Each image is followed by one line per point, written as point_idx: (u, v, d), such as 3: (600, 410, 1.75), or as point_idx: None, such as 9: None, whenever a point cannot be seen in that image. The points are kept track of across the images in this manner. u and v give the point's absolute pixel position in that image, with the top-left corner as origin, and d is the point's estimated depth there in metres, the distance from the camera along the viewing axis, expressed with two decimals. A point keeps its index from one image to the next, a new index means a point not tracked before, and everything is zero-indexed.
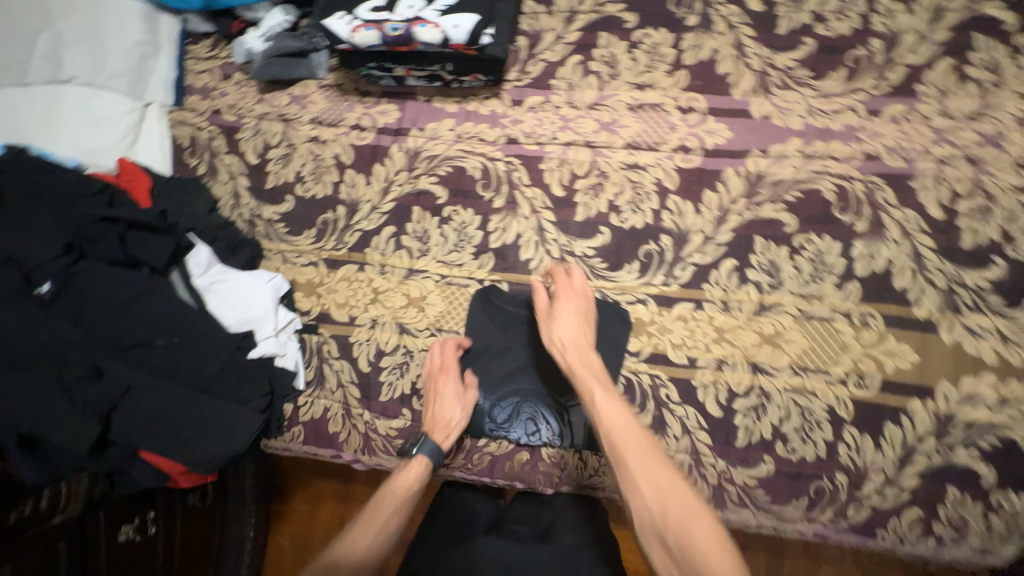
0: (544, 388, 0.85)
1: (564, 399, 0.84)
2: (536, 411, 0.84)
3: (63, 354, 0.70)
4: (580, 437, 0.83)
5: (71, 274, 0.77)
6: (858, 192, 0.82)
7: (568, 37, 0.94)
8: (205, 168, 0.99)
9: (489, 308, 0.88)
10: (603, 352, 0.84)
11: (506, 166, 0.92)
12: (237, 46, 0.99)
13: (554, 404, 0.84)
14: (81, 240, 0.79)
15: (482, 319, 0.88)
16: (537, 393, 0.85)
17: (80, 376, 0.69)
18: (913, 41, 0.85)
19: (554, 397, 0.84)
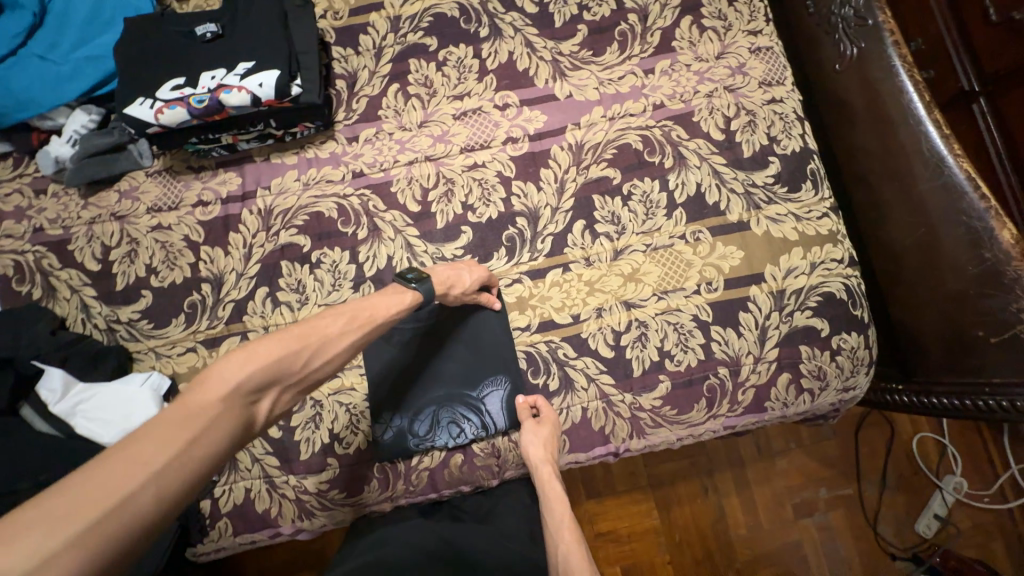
0: (455, 388, 0.88)
1: (476, 392, 0.89)
2: (454, 412, 0.87)
3: None
4: (501, 419, 0.88)
5: None
6: (658, 137, 0.97)
7: (381, 69, 1.01)
8: (41, 291, 0.92)
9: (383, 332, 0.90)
10: (496, 338, 0.91)
11: (360, 200, 0.96)
12: (42, 158, 0.93)
13: (468, 400, 0.88)
14: None
15: (378, 344, 0.89)
16: (449, 395, 0.88)
17: None
18: (659, 9, 1.02)
19: (466, 393, 0.88)
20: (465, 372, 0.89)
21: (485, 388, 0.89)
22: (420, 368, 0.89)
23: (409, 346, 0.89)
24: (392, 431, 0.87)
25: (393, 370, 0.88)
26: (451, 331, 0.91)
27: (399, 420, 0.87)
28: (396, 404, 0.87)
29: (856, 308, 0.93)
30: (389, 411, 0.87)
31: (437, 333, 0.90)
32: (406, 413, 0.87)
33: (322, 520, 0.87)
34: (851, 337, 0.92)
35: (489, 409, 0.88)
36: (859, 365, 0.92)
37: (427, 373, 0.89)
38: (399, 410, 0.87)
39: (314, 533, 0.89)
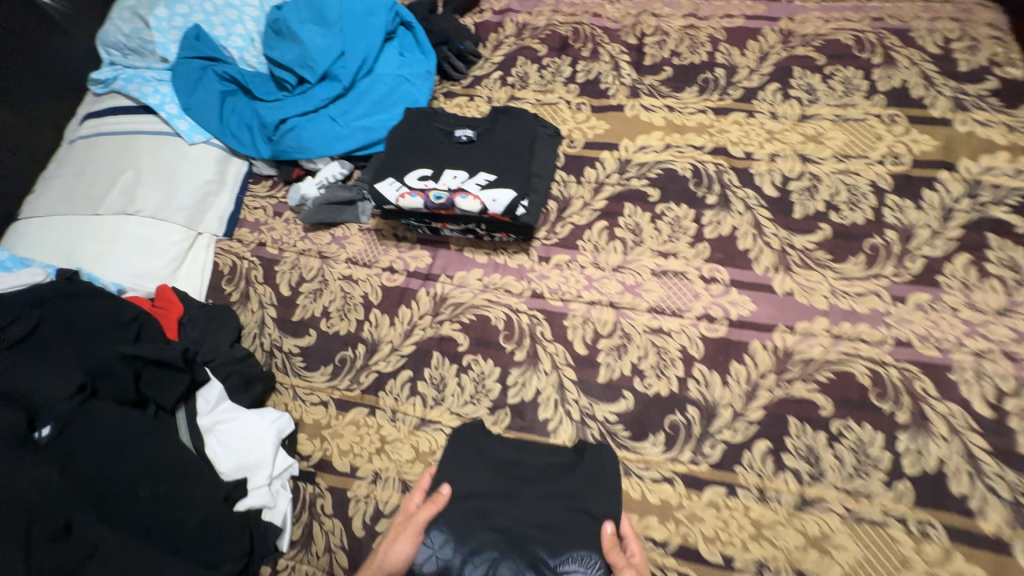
0: (524, 538, 0.72)
1: (553, 560, 0.70)
2: (516, 572, 0.69)
3: (39, 510, 0.67)
4: None
5: (77, 414, 0.75)
6: (894, 380, 0.79)
7: (595, 204, 1.01)
8: (239, 296, 1.03)
9: (476, 445, 0.83)
10: (596, 498, 0.76)
11: (530, 320, 0.93)
12: (292, 191, 1.07)
13: (539, 565, 0.70)
14: (97, 376, 0.78)
15: (465, 454, 0.81)
16: (517, 543, 0.71)
17: (47, 536, 0.65)
18: (927, 235, 0.88)
19: (540, 556, 0.70)
20: (546, 525, 0.73)
21: (566, 559, 0.70)
22: (495, 497, 0.76)
23: (496, 472, 0.79)
24: (435, 561, 0.71)
25: (466, 491, 0.77)
26: (547, 475, 0.79)
27: (449, 552, 0.71)
28: (454, 528, 0.73)
29: None
30: (445, 534, 0.72)
31: (528, 469, 0.79)
32: (461, 546, 0.72)
33: None
34: None
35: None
36: None
37: (503, 509, 0.75)
38: (455, 540, 0.72)
39: None
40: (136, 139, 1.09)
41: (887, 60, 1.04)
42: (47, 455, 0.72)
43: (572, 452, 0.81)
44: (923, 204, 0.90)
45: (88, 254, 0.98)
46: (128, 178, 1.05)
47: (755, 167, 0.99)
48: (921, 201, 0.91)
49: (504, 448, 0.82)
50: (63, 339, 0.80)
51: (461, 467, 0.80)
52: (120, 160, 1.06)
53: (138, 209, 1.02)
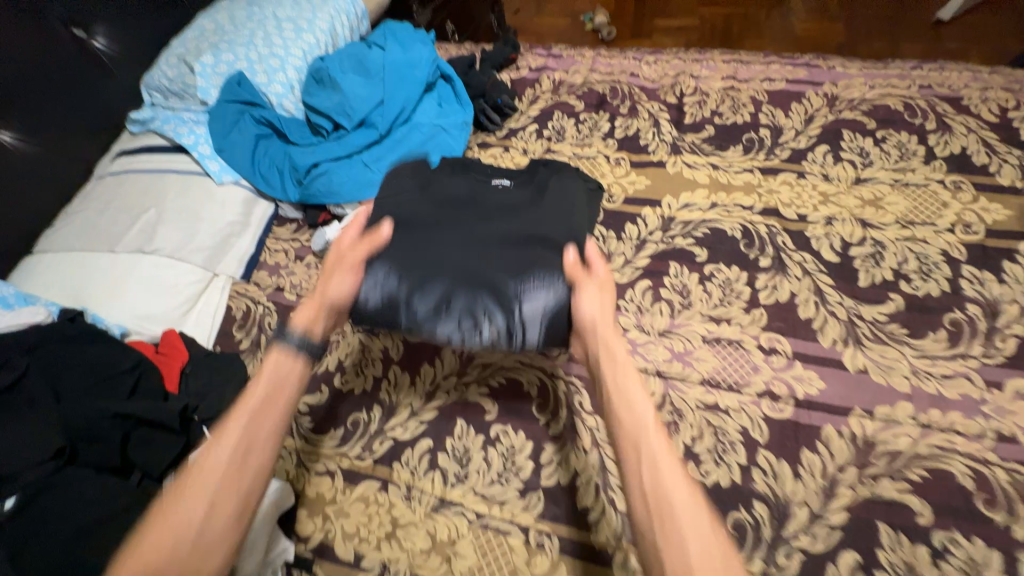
0: (489, 276, 0.78)
1: (513, 292, 0.76)
2: (473, 294, 0.77)
3: None
4: (536, 335, 0.75)
5: (47, 484, 0.64)
6: (1003, 483, 0.67)
7: (636, 262, 0.94)
8: (249, 344, 0.96)
9: (423, 191, 0.89)
10: (551, 212, 0.85)
11: (567, 387, 0.83)
12: (317, 236, 1.03)
13: (500, 288, 0.77)
14: (80, 439, 0.69)
15: (413, 199, 0.88)
16: (471, 278, 0.78)
17: None
18: (1016, 312, 0.79)
19: (499, 283, 0.77)
20: (501, 261, 0.79)
21: (528, 286, 0.76)
22: (441, 229, 0.84)
23: (444, 213, 0.86)
24: (388, 292, 0.77)
25: (422, 221, 0.85)
26: (505, 207, 0.87)
27: (392, 283, 0.78)
28: (397, 263, 0.79)
29: None
30: (389, 270, 0.79)
31: (477, 206, 0.88)
32: (410, 285, 0.78)
33: None
34: None
35: (524, 314, 0.75)
36: None
37: (449, 248, 0.81)
38: (400, 276, 0.78)
39: None
40: (164, 177, 1.07)
41: (943, 126, 1.00)
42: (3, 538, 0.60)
43: (529, 190, 0.91)
44: (1005, 278, 0.82)
45: (95, 293, 0.92)
46: (151, 216, 1.01)
47: (810, 230, 0.92)
48: (1002, 275, 0.82)
49: (457, 190, 0.90)
50: (52, 391, 0.73)
51: (402, 196, 0.88)
52: (144, 197, 1.03)
53: (156, 247, 0.98)
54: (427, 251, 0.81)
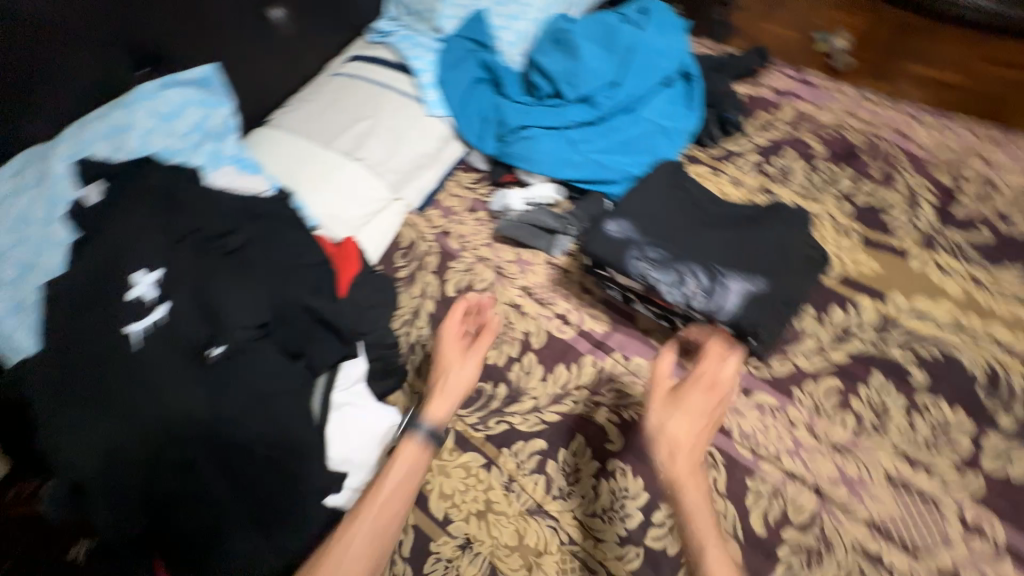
0: (708, 252, 0.74)
1: (726, 264, 0.72)
2: (686, 262, 0.73)
3: (177, 433, 0.63)
4: (731, 309, 0.69)
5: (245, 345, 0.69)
6: None
7: (831, 354, 0.81)
8: (406, 275, 1.00)
9: (663, 178, 0.85)
10: (783, 241, 0.76)
11: (704, 455, 0.75)
12: (498, 196, 1.03)
13: (710, 267, 0.72)
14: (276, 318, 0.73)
15: (654, 184, 0.84)
16: (687, 249, 0.75)
17: (172, 464, 0.62)
18: None
19: (712, 261, 0.73)
20: (721, 242, 0.75)
21: (741, 270, 0.72)
22: (672, 207, 0.81)
23: (676, 199, 0.82)
24: (620, 232, 0.76)
25: (650, 196, 0.82)
26: (731, 219, 0.80)
27: (627, 229, 0.77)
28: (629, 215, 0.79)
29: None
30: (623, 220, 0.78)
31: (710, 208, 0.82)
32: (643, 235, 0.76)
33: None
34: None
35: (726, 288, 0.70)
36: None
37: (674, 229, 0.78)
38: (628, 220, 0.78)
39: None
40: (388, 93, 1.11)
41: None
42: (199, 373, 0.66)
43: (757, 210, 0.82)
44: None
45: (303, 179, 1.00)
46: (364, 126, 1.07)
47: None
48: None
49: (693, 191, 0.84)
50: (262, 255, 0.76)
51: (647, 180, 0.84)
52: (363, 106, 1.09)
53: (361, 157, 1.05)
54: (654, 215, 0.79)
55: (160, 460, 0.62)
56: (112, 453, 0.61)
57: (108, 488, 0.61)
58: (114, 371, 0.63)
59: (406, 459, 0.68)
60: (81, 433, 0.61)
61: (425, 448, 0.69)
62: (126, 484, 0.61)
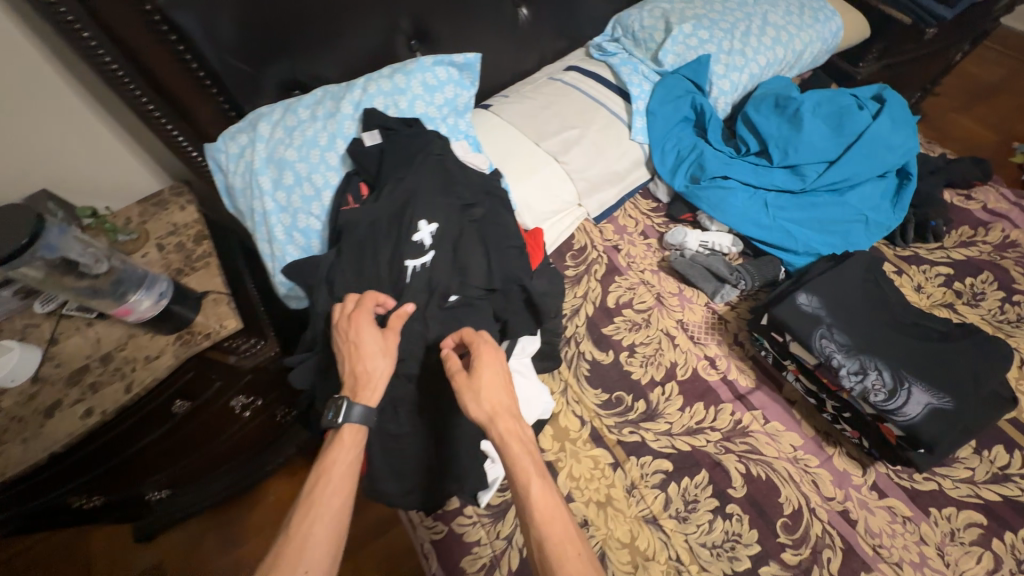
0: (896, 356, 0.78)
1: (913, 373, 0.76)
2: (872, 359, 0.78)
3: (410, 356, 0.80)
4: (911, 418, 0.73)
5: (465, 300, 0.84)
6: None
7: (979, 488, 0.81)
8: (573, 275, 1.10)
9: (865, 270, 0.89)
10: (980, 369, 0.77)
11: (824, 535, 0.79)
12: (677, 230, 1.09)
13: (897, 371, 0.76)
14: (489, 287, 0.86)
15: (854, 272, 0.88)
16: (874, 346, 0.79)
17: (399, 376, 0.81)
18: None
19: (900, 367, 0.77)
20: (911, 350, 0.79)
21: (928, 384, 0.75)
22: (866, 300, 0.85)
23: (872, 294, 0.86)
24: (810, 307, 0.83)
25: (848, 282, 0.87)
26: (924, 329, 0.82)
27: (815, 306, 0.83)
28: (822, 294, 0.85)
29: None
30: (814, 297, 0.84)
31: (905, 313, 0.85)
32: (832, 318, 0.82)
33: None
34: None
35: (909, 396, 0.74)
36: None
37: (865, 322, 0.82)
38: (819, 299, 0.84)
39: None
40: (600, 110, 1.21)
41: None
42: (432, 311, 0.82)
43: (954, 328, 0.83)
44: None
45: (512, 166, 1.12)
46: (573, 133, 1.17)
47: None
48: None
49: (891, 292, 0.87)
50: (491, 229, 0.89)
51: (847, 266, 0.89)
52: (576, 115, 1.19)
53: (564, 161, 1.14)
54: (849, 302, 0.84)
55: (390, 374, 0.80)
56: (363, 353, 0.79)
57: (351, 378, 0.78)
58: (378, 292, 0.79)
59: (350, 437, 0.70)
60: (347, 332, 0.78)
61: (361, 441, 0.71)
62: None
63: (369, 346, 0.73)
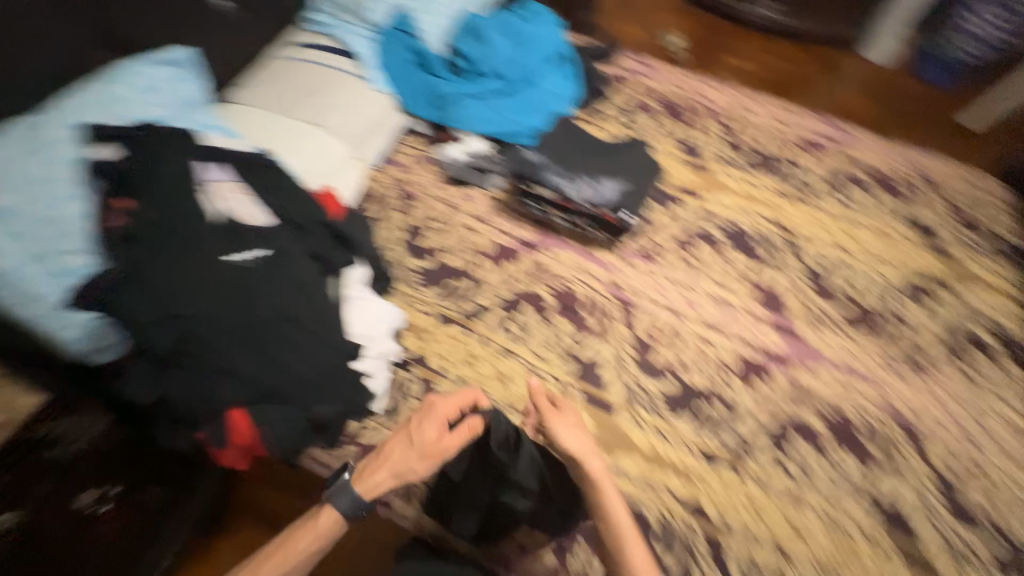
0: (591, 167, 1.14)
1: (602, 174, 1.14)
2: (578, 175, 1.13)
3: (248, 314, 0.85)
4: (609, 199, 1.11)
5: (278, 253, 0.91)
6: (886, 431, 0.98)
7: (674, 234, 1.27)
8: (377, 216, 1.26)
9: (564, 126, 1.24)
10: (637, 159, 1.20)
11: (606, 302, 1.15)
12: (441, 150, 1.35)
13: (592, 176, 1.13)
14: (300, 235, 0.98)
15: (557, 129, 1.22)
16: (578, 166, 1.14)
17: (245, 338, 0.85)
18: (931, 335, 1.10)
19: (594, 173, 1.14)
20: (599, 162, 1.16)
21: (611, 177, 1.13)
22: (568, 142, 1.19)
23: (573, 139, 1.20)
24: (535, 159, 1.15)
25: (554, 136, 1.20)
26: (605, 148, 1.21)
27: (538, 157, 1.15)
28: (540, 148, 1.16)
29: None
30: (535, 151, 1.16)
31: (594, 143, 1.22)
32: (550, 159, 1.14)
33: (406, 510, 0.96)
34: None
35: (603, 187, 1.12)
36: None
37: (571, 155, 1.16)
38: (539, 151, 1.15)
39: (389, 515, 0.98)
40: (336, 73, 1.35)
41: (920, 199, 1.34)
42: (248, 272, 0.87)
43: (622, 142, 1.24)
44: (931, 308, 1.14)
45: (277, 141, 1.20)
46: (322, 100, 1.31)
47: (807, 244, 1.23)
48: (928, 305, 1.14)
49: (583, 134, 1.24)
50: (277, 187, 1.00)
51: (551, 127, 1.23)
52: (319, 84, 1.32)
53: (325, 125, 1.28)
54: (558, 147, 1.17)
55: (234, 338, 0.84)
56: (200, 331, 0.82)
57: (199, 354, 0.83)
58: (185, 270, 0.83)
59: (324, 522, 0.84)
60: (173, 317, 0.81)
61: (328, 533, 0.83)
62: (210, 352, 0.83)
63: (419, 441, 0.85)
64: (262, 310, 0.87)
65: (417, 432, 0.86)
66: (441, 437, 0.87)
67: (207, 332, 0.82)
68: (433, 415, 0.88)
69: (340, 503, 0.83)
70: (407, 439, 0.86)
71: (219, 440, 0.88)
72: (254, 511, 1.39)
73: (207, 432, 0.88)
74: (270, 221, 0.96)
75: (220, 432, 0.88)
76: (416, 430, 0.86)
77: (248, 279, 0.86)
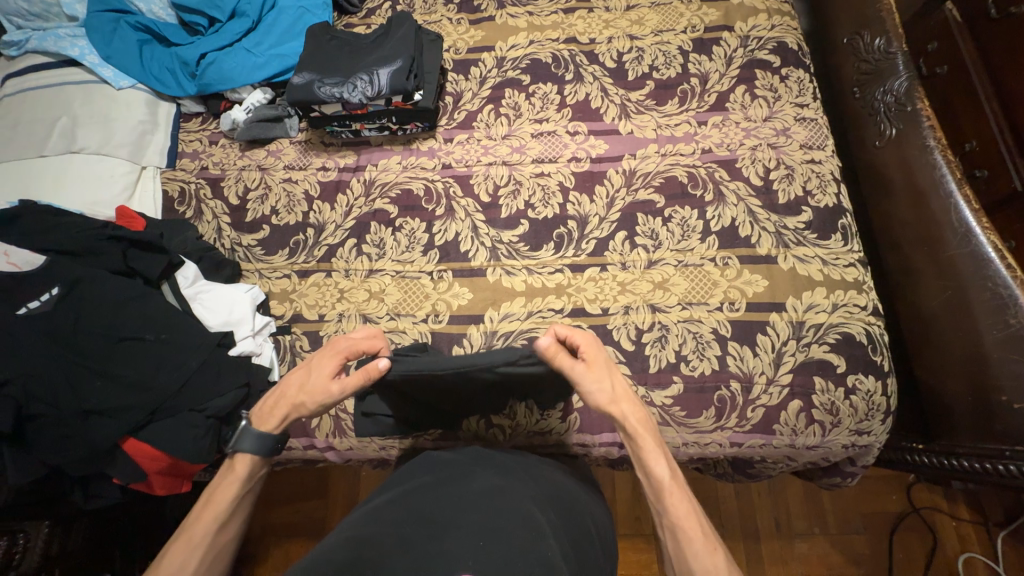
0: (362, 63, 1.13)
1: (374, 64, 1.11)
2: (351, 75, 1.11)
3: (78, 348, 0.87)
4: (388, 84, 1.09)
5: (78, 281, 0.91)
6: (703, 175, 1.12)
7: (481, 94, 1.26)
8: (192, 213, 1.17)
9: (324, 35, 1.19)
10: (404, 31, 1.16)
11: (443, 185, 1.17)
12: (224, 118, 1.23)
13: (366, 70, 1.11)
14: (100, 260, 0.96)
15: (317, 40, 1.18)
16: (349, 68, 1.12)
17: (87, 372, 0.86)
18: (717, 77, 1.22)
19: (367, 67, 1.11)
20: (369, 55, 1.14)
21: (384, 62, 1.11)
22: (332, 50, 1.16)
23: (336, 44, 1.18)
24: (304, 81, 1.12)
25: (317, 49, 1.16)
26: (372, 39, 1.18)
27: (308, 76, 1.12)
28: (307, 67, 1.14)
29: (876, 354, 0.97)
30: (303, 73, 1.13)
31: (359, 38, 1.18)
32: (319, 75, 1.12)
33: (351, 443, 1.03)
34: (868, 379, 0.96)
35: (380, 74, 1.10)
36: (875, 409, 0.95)
37: (338, 61, 1.14)
38: (307, 72, 1.13)
39: (340, 454, 1.05)
40: (64, 89, 1.22)
41: None
42: (61, 310, 0.88)
43: (386, 25, 1.20)
44: (713, 56, 1.25)
45: (41, 189, 1.11)
46: (65, 123, 1.17)
47: (598, 48, 1.28)
48: (711, 55, 1.25)
49: (346, 34, 1.20)
50: (53, 229, 0.97)
51: (311, 40, 1.18)
52: (53, 110, 1.19)
53: (82, 147, 1.16)
54: (323, 61, 1.14)
55: (75, 375, 0.86)
56: (36, 381, 0.84)
57: (48, 404, 0.84)
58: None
59: (236, 474, 0.76)
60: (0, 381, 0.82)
61: (253, 476, 0.78)
62: (59, 398, 0.84)
63: (314, 388, 0.81)
64: (94, 339, 0.88)
65: (314, 365, 0.83)
66: (336, 378, 0.82)
67: (45, 379, 0.84)
68: (334, 352, 0.84)
69: (245, 444, 0.77)
70: (306, 369, 0.83)
71: (133, 476, 0.88)
72: (267, 539, 1.47)
73: (117, 475, 0.88)
74: (40, 258, 0.92)
75: (128, 469, 0.88)
76: (311, 364, 0.83)
77: (65, 315, 0.88)
